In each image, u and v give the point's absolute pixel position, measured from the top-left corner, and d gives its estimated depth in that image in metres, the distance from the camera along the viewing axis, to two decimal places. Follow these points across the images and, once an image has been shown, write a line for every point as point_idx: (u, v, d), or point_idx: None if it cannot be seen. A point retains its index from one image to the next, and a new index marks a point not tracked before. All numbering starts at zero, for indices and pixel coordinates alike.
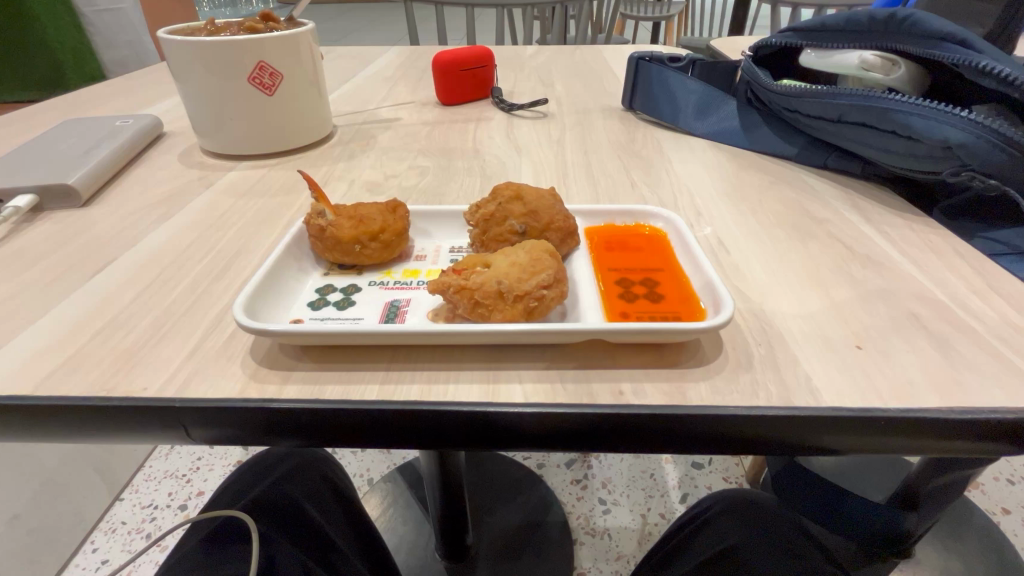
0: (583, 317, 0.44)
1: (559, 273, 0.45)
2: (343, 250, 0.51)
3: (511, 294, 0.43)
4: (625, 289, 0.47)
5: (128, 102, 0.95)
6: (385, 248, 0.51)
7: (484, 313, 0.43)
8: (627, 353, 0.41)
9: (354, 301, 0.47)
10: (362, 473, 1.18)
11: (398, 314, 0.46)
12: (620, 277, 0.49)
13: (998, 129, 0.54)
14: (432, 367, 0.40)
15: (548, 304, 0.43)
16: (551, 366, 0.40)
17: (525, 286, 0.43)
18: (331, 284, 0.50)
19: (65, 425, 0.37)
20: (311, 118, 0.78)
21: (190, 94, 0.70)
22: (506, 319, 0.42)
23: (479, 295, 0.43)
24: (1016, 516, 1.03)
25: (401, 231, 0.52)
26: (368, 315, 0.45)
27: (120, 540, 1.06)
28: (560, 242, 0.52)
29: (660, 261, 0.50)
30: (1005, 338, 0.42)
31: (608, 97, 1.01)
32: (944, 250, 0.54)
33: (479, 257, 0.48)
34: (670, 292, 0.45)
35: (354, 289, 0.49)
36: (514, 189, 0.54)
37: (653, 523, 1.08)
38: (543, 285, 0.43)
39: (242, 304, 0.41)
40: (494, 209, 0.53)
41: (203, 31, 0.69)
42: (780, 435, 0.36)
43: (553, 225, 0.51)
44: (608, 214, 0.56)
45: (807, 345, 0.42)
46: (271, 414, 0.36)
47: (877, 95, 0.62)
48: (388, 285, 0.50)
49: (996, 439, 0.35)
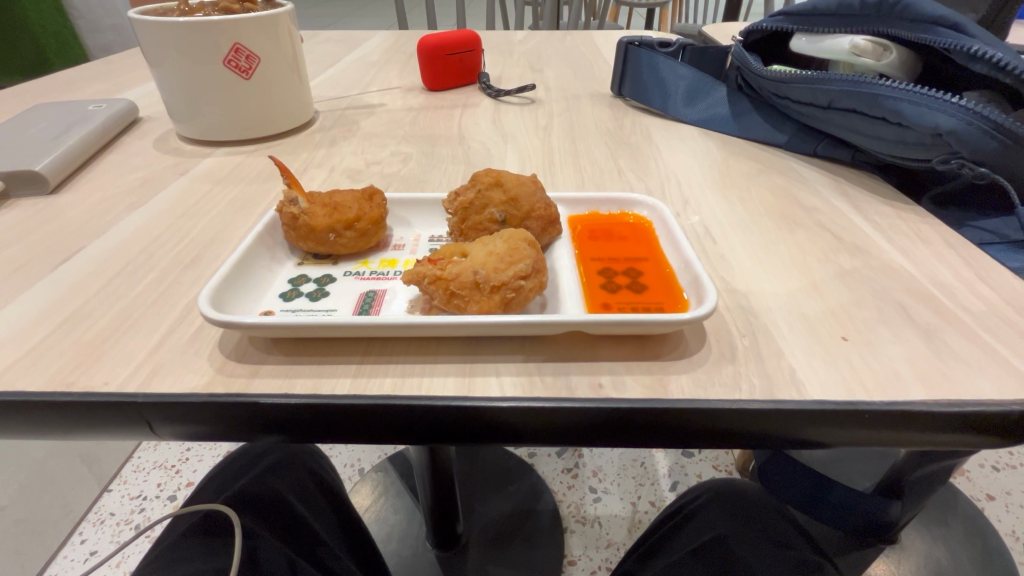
0: (562, 308, 0.43)
1: (538, 263, 0.43)
2: (317, 239, 0.49)
3: (487, 285, 0.41)
4: (607, 279, 0.46)
5: (105, 86, 0.93)
6: (361, 237, 0.50)
7: (461, 304, 0.42)
8: (609, 348, 0.40)
9: (328, 292, 0.46)
10: (353, 462, 1.17)
11: (373, 306, 0.44)
12: (602, 267, 0.48)
13: (989, 115, 0.53)
14: (407, 360, 0.39)
15: (526, 295, 0.42)
16: (530, 360, 0.39)
17: (503, 277, 0.42)
18: (304, 275, 0.48)
19: (26, 422, 0.36)
20: (291, 102, 0.75)
21: (164, 79, 0.68)
22: (482, 310, 0.41)
23: (455, 285, 0.42)
24: (1000, 502, 1.04)
25: (379, 219, 0.51)
26: (341, 307, 0.44)
27: (108, 531, 1.03)
28: (540, 231, 0.50)
29: (644, 250, 0.49)
30: (991, 328, 0.42)
31: (598, 83, 1.00)
32: (933, 239, 0.53)
33: (456, 246, 0.47)
34: (653, 282, 0.45)
35: (328, 279, 0.48)
36: (495, 176, 0.53)
37: (643, 511, 1.08)
38: (520, 275, 0.42)
39: (208, 297, 0.40)
40: (473, 196, 0.52)
41: (177, 11, 0.66)
42: (763, 428, 0.35)
43: (534, 214, 0.50)
44: (593, 202, 0.55)
45: (792, 336, 0.41)
46: (239, 409, 0.35)
47: (867, 81, 0.61)
48: (364, 275, 0.48)
49: (981, 432, 0.35)
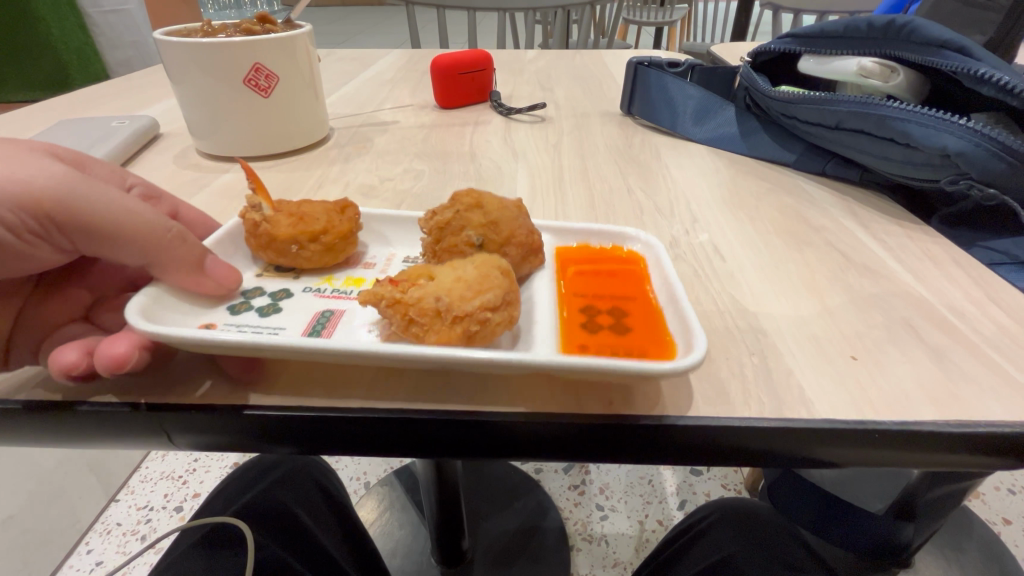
0: (532, 349, 0.43)
1: (508, 295, 0.43)
2: (277, 249, 0.50)
3: (450, 314, 0.41)
4: (589, 320, 0.45)
5: (127, 103, 0.95)
6: (328, 251, 0.51)
7: (421, 332, 0.42)
8: (591, 382, 0.38)
9: (280, 308, 0.46)
10: (359, 476, 1.16)
11: (325, 328, 0.44)
12: (585, 306, 0.47)
13: (996, 137, 0.54)
14: (408, 404, 0.37)
15: (491, 328, 0.41)
16: (534, 415, 0.36)
17: (468, 307, 0.41)
18: (260, 288, 0.48)
19: (48, 430, 0.37)
20: (308, 119, 0.77)
21: (186, 98, 0.70)
22: (442, 340, 0.41)
23: (415, 312, 0.42)
24: (1017, 527, 1.02)
25: (347, 235, 0.51)
26: (291, 326, 0.44)
27: (115, 542, 1.05)
28: (519, 258, 0.50)
29: (632, 291, 0.48)
30: (1001, 349, 0.42)
31: (607, 102, 1.01)
32: (942, 259, 0.53)
33: (424, 268, 0.47)
34: (639, 327, 0.44)
35: (284, 295, 0.48)
36: (475, 199, 0.54)
37: (651, 530, 1.07)
38: (486, 307, 0.42)
39: (141, 303, 0.39)
40: (452, 217, 0.52)
41: (200, 32, 0.69)
42: (775, 446, 0.35)
43: (514, 241, 0.50)
44: (584, 233, 0.54)
45: (801, 355, 0.41)
46: (256, 421, 0.36)
47: (876, 102, 0.62)
48: (325, 293, 0.49)
49: (993, 453, 0.35)
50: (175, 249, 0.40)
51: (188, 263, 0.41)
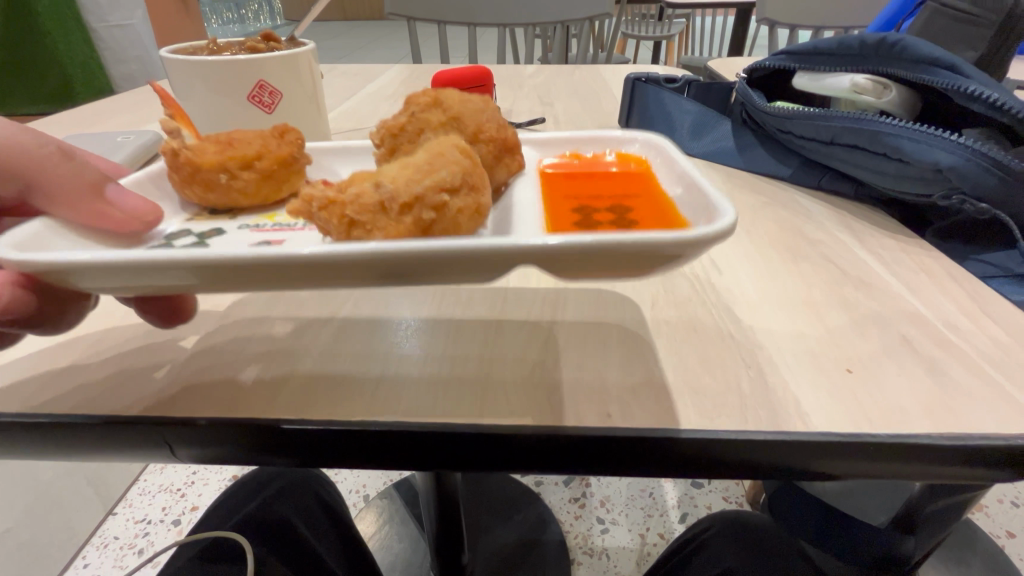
0: (515, 231, 0.43)
1: (467, 176, 0.41)
2: (205, 182, 0.48)
3: (396, 203, 0.39)
4: (585, 217, 0.45)
5: (132, 118, 0.97)
6: (262, 179, 0.50)
7: (364, 230, 0.39)
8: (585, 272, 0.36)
9: (210, 242, 0.44)
10: (358, 488, 1.16)
11: (271, 241, 0.45)
12: (579, 205, 0.46)
13: (988, 152, 0.55)
14: (417, 411, 0.38)
15: (449, 208, 0.39)
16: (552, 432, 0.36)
17: (416, 189, 0.39)
18: (188, 228, 0.47)
19: (52, 444, 0.37)
20: (310, 135, 0.78)
21: (191, 114, 0.72)
22: (392, 231, 0.38)
23: (353, 209, 0.39)
24: (1021, 540, 1.02)
25: (287, 160, 0.51)
26: (228, 246, 0.43)
27: (112, 556, 1.05)
28: (494, 158, 0.50)
29: (635, 190, 0.47)
30: (995, 362, 0.42)
31: (606, 116, 1.03)
32: (936, 273, 0.54)
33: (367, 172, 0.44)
34: (642, 216, 0.43)
35: (214, 232, 0.46)
36: (432, 97, 0.54)
37: (652, 544, 1.06)
38: (440, 185, 0.39)
39: (25, 235, 0.35)
40: (408, 120, 0.52)
41: (206, 50, 0.70)
42: (771, 459, 0.36)
43: (485, 137, 0.51)
44: (574, 143, 0.54)
45: (797, 369, 0.42)
46: (258, 435, 0.36)
47: (869, 118, 0.63)
48: (263, 227, 0.48)
49: (986, 465, 0.35)
50: (57, 168, 0.38)
51: (81, 183, 0.38)
